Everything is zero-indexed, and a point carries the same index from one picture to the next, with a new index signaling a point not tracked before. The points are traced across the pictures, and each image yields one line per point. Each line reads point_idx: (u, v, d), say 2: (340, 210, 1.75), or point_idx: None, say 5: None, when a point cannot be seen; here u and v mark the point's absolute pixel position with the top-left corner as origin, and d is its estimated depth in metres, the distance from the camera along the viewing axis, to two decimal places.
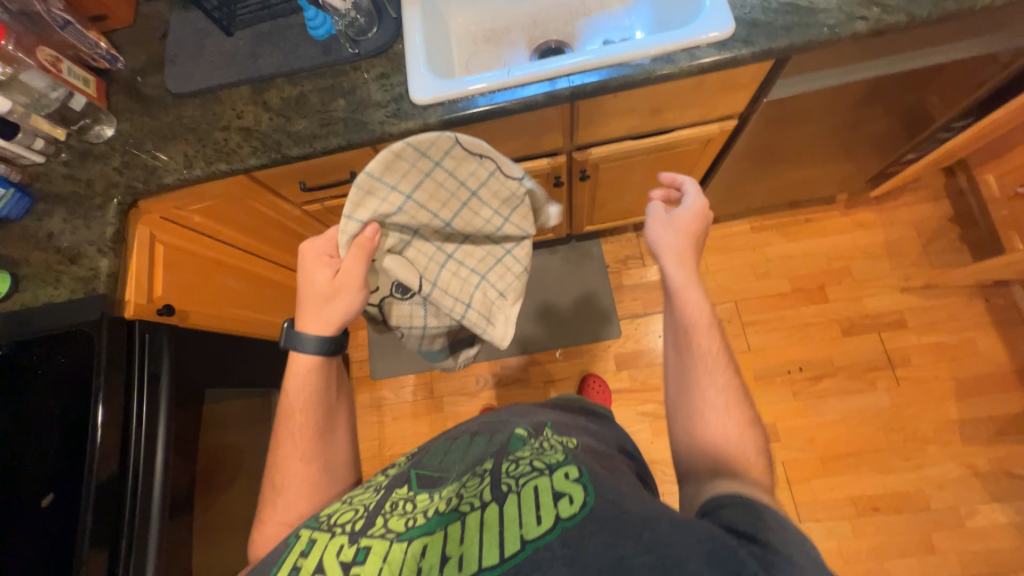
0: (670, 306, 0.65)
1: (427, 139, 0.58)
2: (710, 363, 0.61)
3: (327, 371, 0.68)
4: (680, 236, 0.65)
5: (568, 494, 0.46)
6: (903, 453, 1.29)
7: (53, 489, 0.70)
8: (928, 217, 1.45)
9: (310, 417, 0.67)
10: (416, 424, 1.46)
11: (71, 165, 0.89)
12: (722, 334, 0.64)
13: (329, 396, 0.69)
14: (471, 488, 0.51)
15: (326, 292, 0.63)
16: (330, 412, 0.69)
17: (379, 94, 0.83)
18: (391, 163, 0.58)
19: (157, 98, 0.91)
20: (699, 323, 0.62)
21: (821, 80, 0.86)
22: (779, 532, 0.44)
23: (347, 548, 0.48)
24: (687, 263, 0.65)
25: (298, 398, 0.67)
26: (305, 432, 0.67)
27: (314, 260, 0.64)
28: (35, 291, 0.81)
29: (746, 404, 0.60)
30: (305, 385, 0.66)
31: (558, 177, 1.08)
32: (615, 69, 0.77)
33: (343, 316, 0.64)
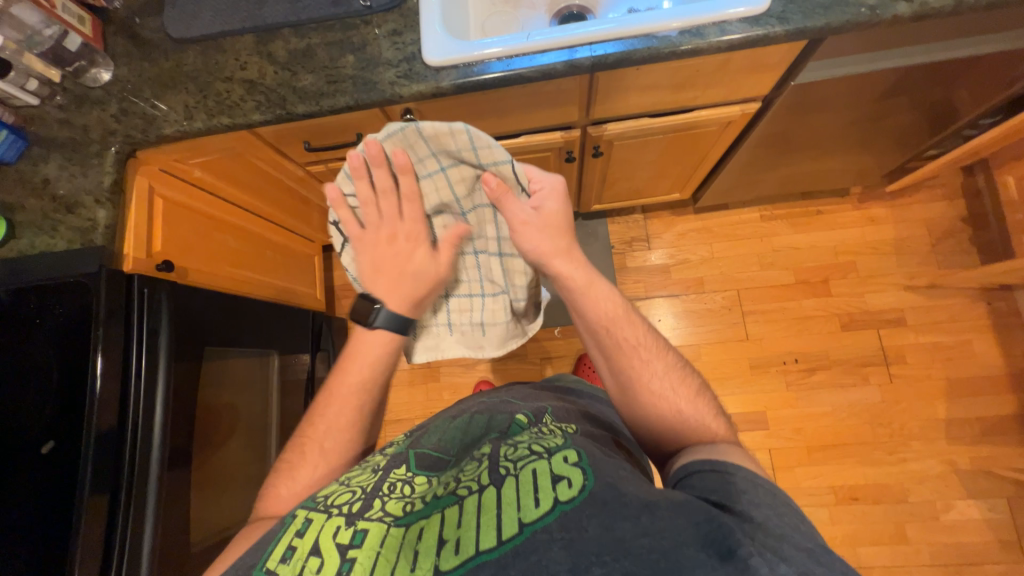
0: (581, 315, 0.64)
1: (485, 140, 0.58)
2: (641, 351, 0.62)
3: (393, 344, 0.67)
4: (553, 237, 0.64)
5: (568, 478, 0.47)
6: (888, 447, 1.32)
7: (52, 437, 0.71)
8: (941, 216, 1.42)
9: (367, 385, 0.66)
10: (412, 393, 1.48)
11: (67, 109, 0.85)
12: (638, 314, 0.65)
13: (390, 369, 0.68)
14: (468, 472, 0.52)
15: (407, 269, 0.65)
16: (385, 385, 0.68)
17: (390, 52, 0.79)
18: (442, 136, 0.58)
19: (156, 43, 0.86)
20: (616, 317, 0.63)
21: (853, 65, 0.82)
22: (751, 495, 0.46)
23: (344, 530, 0.47)
24: (575, 258, 0.64)
25: (361, 361, 0.66)
26: (359, 396, 0.66)
27: (388, 237, 0.64)
28: (32, 239, 0.80)
29: (684, 370, 0.63)
30: (371, 351, 0.66)
31: (570, 153, 1.04)
32: (640, 41, 0.73)
33: (427, 297, 0.67)
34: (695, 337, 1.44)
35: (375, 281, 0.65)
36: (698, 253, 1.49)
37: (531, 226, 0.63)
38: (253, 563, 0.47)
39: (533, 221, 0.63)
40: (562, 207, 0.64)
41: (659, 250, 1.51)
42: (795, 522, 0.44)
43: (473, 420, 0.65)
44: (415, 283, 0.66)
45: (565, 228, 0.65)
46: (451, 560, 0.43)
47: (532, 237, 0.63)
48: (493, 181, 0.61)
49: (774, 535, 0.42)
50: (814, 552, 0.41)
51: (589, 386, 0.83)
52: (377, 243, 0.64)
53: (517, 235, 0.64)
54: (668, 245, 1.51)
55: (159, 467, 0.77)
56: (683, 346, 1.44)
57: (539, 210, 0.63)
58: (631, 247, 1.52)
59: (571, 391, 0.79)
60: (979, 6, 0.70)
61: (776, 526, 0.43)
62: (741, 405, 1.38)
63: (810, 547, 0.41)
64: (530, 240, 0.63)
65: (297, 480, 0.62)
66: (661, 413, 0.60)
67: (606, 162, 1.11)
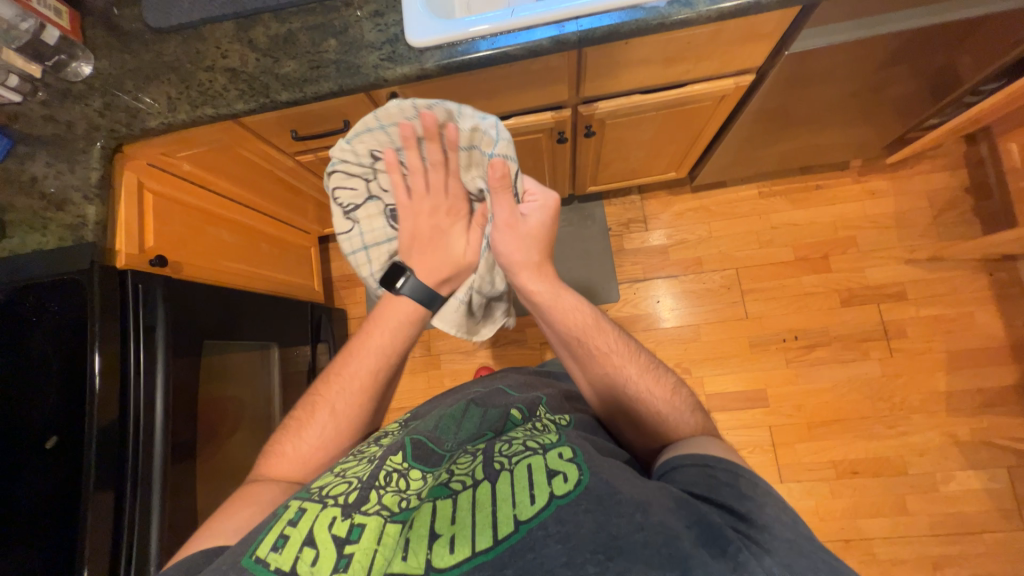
0: (554, 328, 0.67)
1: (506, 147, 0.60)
2: (615, 356, 0.63)
3: (419, 320, 0.69)
4: (529, 246, 0.66)
5: (563, 473, 0.48)
6: (888, 421, 1.32)
7: (55, 433, 0.72)
8: (943, 187, 1.40)
9: (389, 358, 0.68)
10: (414, 381, 1.49)
11: (50, 105, 0.84)
12: (609, 322, 0.67)
13: (411, 344, 0.70)
14: (462, 466, 0.52)
15: (444, 249, 0.69)
16: (404, 358, 0.70)
17: (373, 35, 0.77)
18: (462, 117, 0.60)
19: (136, 33, 0.85)
20: (586, 326, 0.65)
21: (849, 31, 0.79)
22: (732, 486, 0.47)
23: (339, 521, 0.46)
24: (546, 275, 0.67)
25: (385, 332, 0.68)
26: (375, 367, 0.67)
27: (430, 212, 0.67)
28: (24, 238, 0.80)
29: (660, 372, 0.64)
30: (398, 328, 0.68)
31: (561, 133, 1.03)
32: (628, 13, 0.71)
33: (460, 276, 0.71)
34: (694, 317, 1.44)
35: (411, 256, 0.69)
36: (696, 233, 1.48)
37: (507, 232, 0.64)
38: (241, 552, 0.46)
39: (508, 224, 0.64)
40: (546, 218, 0.66)
41: (657, 231, 1.49)
42: (777, 513, 0.44)
43: (468, 411, 0.64)
44: (448, 262, 0.69)
45: (542, 238, 0.67)
46: (445, 557, 0.43)
47: (510, 242, 0.65)
48: (499, 168, 0.60)
49: (756, 529, 0.43)
50: (796, 543, 0.42)
51: None
52: (421, 214, 0.67)
53: (498, 235, 0.65)
54: (666, 226, 1.49)
55: (163, 462, 0.79)
56: (682, 326, 1.43)
57: (526, 217, 0.66)
58: (628, 229, 1.51)
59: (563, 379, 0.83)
60: None
61: (758, 517, 0.44)
62: (741, 383, 1.39)
63: (791, 536, 0.42)
64: (509, 244, 0.65)
65: (305, 442, 0.63)
66: (638, 414, 0.61)
67: (599, 142, 1.09)
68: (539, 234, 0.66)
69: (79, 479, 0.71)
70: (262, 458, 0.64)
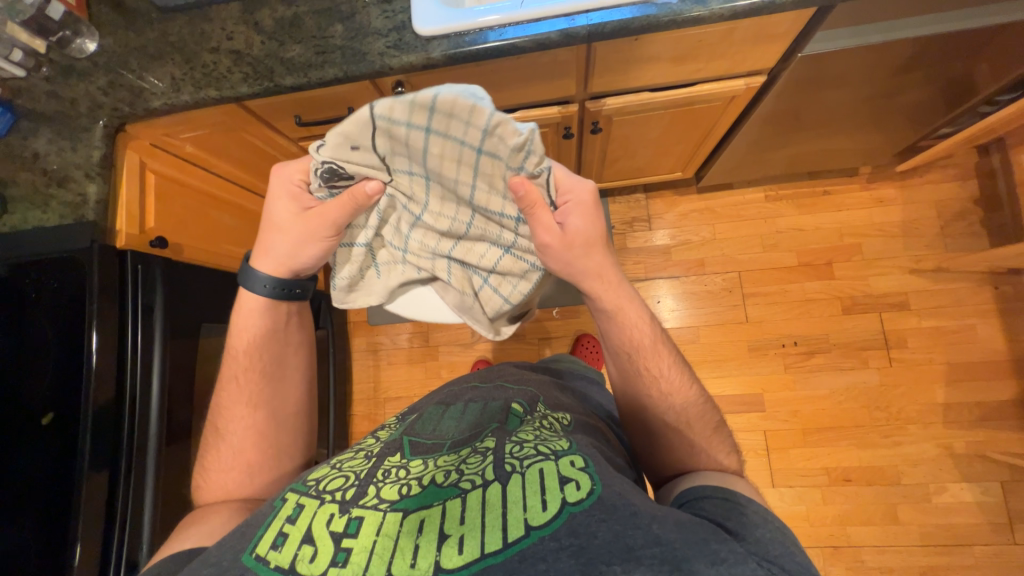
0: (608, 335, 0.65)
1: (536, 151, 0.50)
2: (663, 384, 0.62)
3: (279, 320, 0.68)
4: (584, 258, 0.61)
5: (575, 480, 0.47)
6: (884, 431, 1.32)
7: (52, 408, 0.73)
8: (951, 197, 1.38)
9: (257, 364, 0.67)
10: (411, 372, 1.49)
11: (54, 81, 0.83)
12: (666, 344, 0.65)
13: (280, 343, 0.69)
14: (471, 465, 0.51)
15: (286, 244, 0.63)
16: (280, 358, 0.69)
17: (380, 21, 0.76)
18: (504, 135, 0.48)
19: (141, 12, 0.84)
20: (642, 346, 0.63)
21: (861, 36, 0.78)
22: (760, 526, 0.46)
23: (338, 518, 0.47)
24: (610, 288, 0.63)
25: (245, 344, 0.67)
26: (248, 368, 0.67)
27: (292, 186, 0.60)
28: (24, 213, 0.80)
29: (707, 405, 0.63)
30: (251, 326, 0.67)
31: (568, 129, 1.02)
32: (641, 8, 0.70)
33: (302, 261, 0.64)
34: (694, 319, 1.43)
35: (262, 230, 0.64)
36: (700, 234, 1.47)
37: (558, 246, 0.58)
38: (241, 548, 0.47)
39: (564, 238, 0.58)
40: (587, 221, 0.59)
41: (661, 231, 1.49)
42: (805, 561, 0.43)
43: (468, 407, 0.65)
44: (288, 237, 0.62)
45: (593, 245, 0.61)
46: (454, 558, 0.43)
47: (559, 258, 0.60)
48: (521, 189, 0.52)
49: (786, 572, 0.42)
50: None
51: (585, 368, 0.89)
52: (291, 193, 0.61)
53: (545, 253, 0.60)
54: (670, 226, 1.48)
55: (158, 442, 0.79)
56: (682, 327, 1.43)
57: (567, 226, 0.59)
58: (632, 228, 1.50)
59: (566, 373, 0.84)
60: None
61: (787, 561, 0.43)
62: (738, 386, 1.39)
63: None
64: (560, 262, 0.60)
65: (214, 469, 0.65)
66: (670, 440, 0.61)
67: (605, 139, 1.08)
68: (596, 241, 0.61)
69: (73, 462, 0.71)
70: (196, 490, 0.66)
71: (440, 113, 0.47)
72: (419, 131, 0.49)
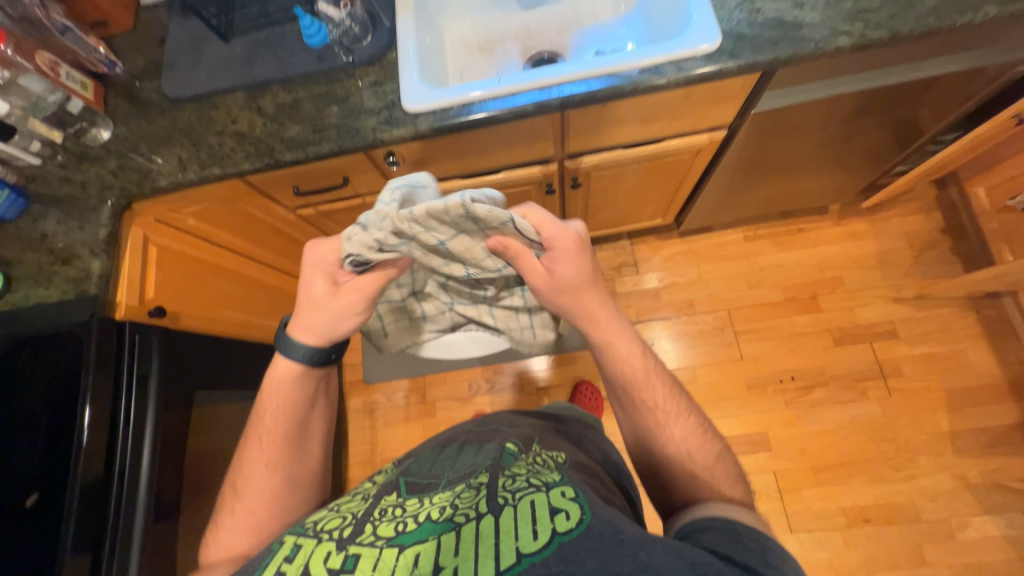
0: (603, 367, 0.65)
1: (487, 212, 0.52)
2: (660, 415, 0.61)
3: (310, 383, 0.67)
4: (574, 296, 0.62)
5: (565, 510, 0.46)
6: (895, 464, 1.29)
7: (36, 489, 0.71)
8: (920, 228, 1.46)
9: (283, 423, 0.66)
10: (409, 431, 1.46)
11: (67, 167, 0.89)
12: (661, 375, 0.63)
13: (308, 404, 0.68)
14: (465, 499, 0.50)
15: (326, 318, 0.63)
16: (305, 421, 0.68)
17: (372, 101, 0.84)
18: (448, 210, 0.52)
19: (154, 102, 0.92)
20: (635, 379, 0.62)
21: (805, 93, 0.87)
22: (759, 558, 0.45)
23: (334, 555, 0.46)
24: (600, 323, 0.63)
25: (275, 399, 0.66)
26: (274, 427, 0.66)
27: (318, 265, 0.61)
28: (27, 292, 0.82)
29: (709, 437, 0.61)
30: (283, 386, 0.66)
31: (550, 185, 1.08)
32: (606, 80, 0.78)
33: (340, 331, 0.64)
34: (690, 359, 1.44)
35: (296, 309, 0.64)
36: (686, 275, 1.51)
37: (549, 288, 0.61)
38: None
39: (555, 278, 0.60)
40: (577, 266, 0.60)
41: (649, 274, 1.53)
42: None
43: (463, 448, 0.64)
44: (323, 312, 0.62)
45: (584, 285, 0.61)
46: None
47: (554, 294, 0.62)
48: (500, 244, 0.59)
49: None
50: None
51: (580, 413, 0.87)
52: (322, 269, 0.62)
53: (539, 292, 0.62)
54: (657, 269, 1.53)
55: (146, 520, 0.78)
56: (679, 369, 1.43)
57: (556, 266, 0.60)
58: (620, 273, 1.54)
59: (563, 417, 0.83)
60: (914, 35, 0.75)
61: None
62: (741, 427, 1.36)
63: None
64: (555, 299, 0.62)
65: (223, 533, 0.63)
66: (672, 472, 0.59)
67: (586, 192, 1.15)
68: (589, 282, 0.61)
69: (55, 543, 0.70)
70: (203, 548, 0.64)
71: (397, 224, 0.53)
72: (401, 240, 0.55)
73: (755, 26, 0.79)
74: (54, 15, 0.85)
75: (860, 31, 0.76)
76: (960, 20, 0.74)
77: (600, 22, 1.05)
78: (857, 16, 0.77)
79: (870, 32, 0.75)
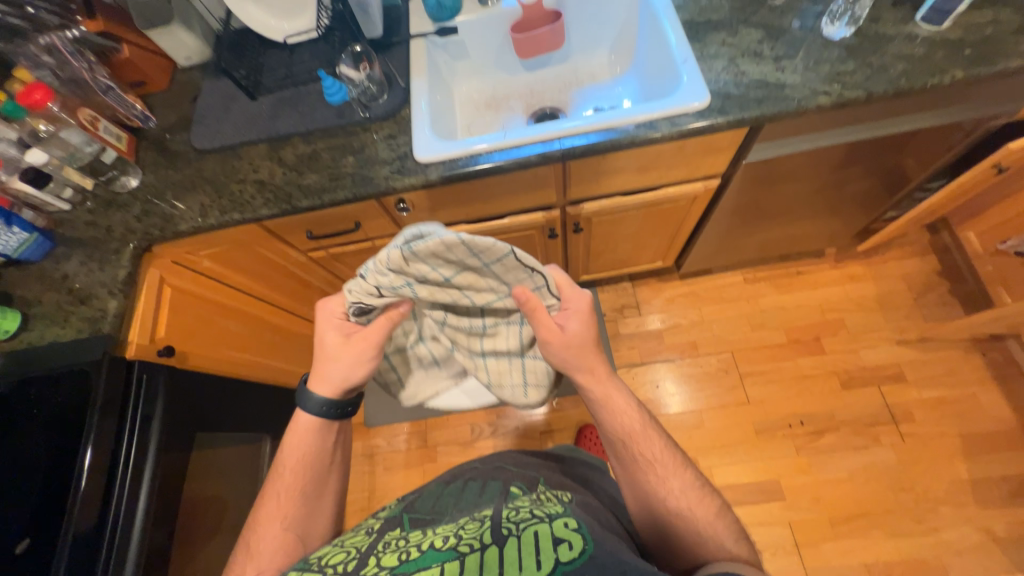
0: (600, 423, 0.65)
1: (483, 244, 0.50)
2: (661, 470, 0.60)
3: (330, 437, 0.68)
4: (574, 350, 0.63)
5: (568, 540, 0.44)
6: (916, 515, 1.23)
7: (29, 535, 0.69)
8: (917, 271, 1.48)
9: (302, 478, 0.65)
10: (409, 477, 1.42)
11: (94, 212, 0.94)
12: (659, 429, 0.64)
13: (327, 459, 0.68)
14: (469, 530, 0.48)
15: (337, 369, 0.64)
16: (324, 476, 0.67)
17: (386, 152, 0.90)
18: (442, 245, 0.49)
19: (182, 153, 0.98)
20: (634, 433, 0.63)
21: (792, 145, 0.93)
22: None
23: None
24: (598, 377, 0.65)
25: (295, 454, 0.66)
26: (293, 482, 0.65)
27: (327, 319, 0.65)
28: (43, 331, 0.84)
29: (710, 492, 0.60)
30: (306, 440, 0.66)
31: (552, 230, 1.13)
32: (604, 133, 0.84)
33: (352, 381, 0.65)
34: (696, 402, 1.42)
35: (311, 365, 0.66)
36: (688, 317, 1.52)
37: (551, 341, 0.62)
38: None
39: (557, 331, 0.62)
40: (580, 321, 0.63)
41: (652, 316, 1.54)
42: None
43: (468, 486, 0.64)
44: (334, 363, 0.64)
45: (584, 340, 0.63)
46: None
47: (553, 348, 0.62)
48: (521, 295, 0.58)
49: None
50: None
51: (585, 456, 0.86)
52: (331, 323, 0.64)
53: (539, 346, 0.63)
54: (659, 310, 1.55)
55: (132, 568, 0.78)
56: (685, 412, 1.41)
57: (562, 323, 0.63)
58: (623, 314, 1.56)
59: (568, 460, 0.82)
60: (889, 94, 0.81)
61: None
62: (752, 474, 1.32)
63: None
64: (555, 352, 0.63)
65: None
66: (676, 530, 0.58)
67: (588, 237, 1.19)
68: (590, 337, 0.64)
69: None
70: None
71: (395, 263, 0.51)
72: (399, 279, 0.53)
73: (741, 86, 0.85)
74: (99, 77, 0.96)
75: (839, 90, 0.82)
76: (930, 81, 0.80)
77: (598, 82, 1.13)
78: (835, 78, 0.83)
79: (847, 91, 0.82)
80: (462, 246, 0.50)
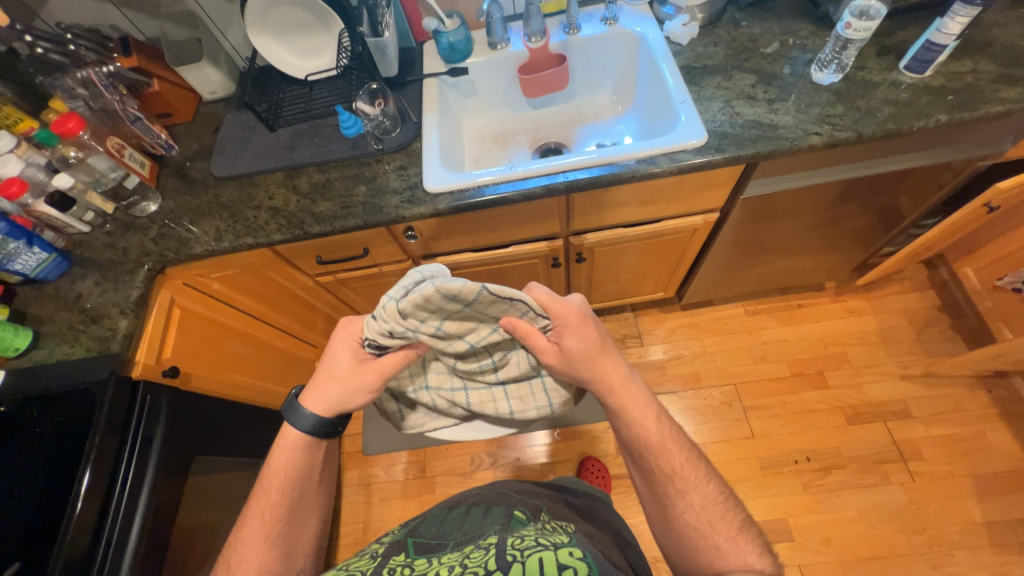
0: (618, 431, 0.63)
1: (456, 287, 0.50)
2: (679, 483, 0.59)
3: (316, 456, 0.66)
4: (584, 362, 0.61)
5: (573, 566, 0.44)
6: (930, 560, 1.19)
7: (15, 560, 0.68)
8: (917, 306, 1.49)
9: (285, 497, 0.64)
10: (405, 509, 1.38)
11: (112, 234, 0.97)
12: (679, 438, 0.62)
13: (311, 478, 0.66)
14: (475, 558, 0.48)
15: (340, 391, 0.63)
16: (307, 496, 0.66)
17: (397, 182, 0.94)
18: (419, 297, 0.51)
19: (201, 180, 1.02)
20: (651, 445, 0.60)
21: (786, 182, 0.96)
22: None
23: None
24: (613, 387, 0.62)
25: (280, 473, 0.65)
26: (275, 502, 0.64)
27: (343, 341, 0.65)
28: (52, 349, 0.85)
29: (728, 503, 0.59)
30: (291, 459, 0.65)
31: (555, 259, 1.15)
32: (606, 168, 0.87)
33: (349, 404, 0.64)
34: (699, 436, 1.39)
35: (314, 378, 0.66)
36: (690, 348, 1.53)
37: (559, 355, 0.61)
38: None
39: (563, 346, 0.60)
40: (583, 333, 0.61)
41: (654, 346, 1.55)
42: None
43: (471, 511, 0.63)
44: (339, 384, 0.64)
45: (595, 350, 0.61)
46: None
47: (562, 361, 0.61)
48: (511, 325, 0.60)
49: None
50: None
51: (588, 487, 0.84)
52: (345, 346, 0.65)
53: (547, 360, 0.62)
54: (661, 341, 1.55)
55: None
56: None
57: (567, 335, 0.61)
58: (625, 344, 1.56)
59: (570, 490, 0.81)
60: (878, 135, 0.85)
61: None
62: (758, 512, 1.28)
63: None
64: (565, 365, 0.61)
65: None
66: (694, 543, 0.57)
67: (590, 266, 1.22)
68: (599, 347, 0.62)
69: None
70: None
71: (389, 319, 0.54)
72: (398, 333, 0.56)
73: (736, 126, 0.90)
74: (129, 108, 1.00)
75: (829, 131, 0.86)
76: (916, 124, 0.85)
77: (600, 119, 1.19)
78: (825, 120, 0.87)
79: (838, 132, 0.86)
80: (437, 294, 0.50)
